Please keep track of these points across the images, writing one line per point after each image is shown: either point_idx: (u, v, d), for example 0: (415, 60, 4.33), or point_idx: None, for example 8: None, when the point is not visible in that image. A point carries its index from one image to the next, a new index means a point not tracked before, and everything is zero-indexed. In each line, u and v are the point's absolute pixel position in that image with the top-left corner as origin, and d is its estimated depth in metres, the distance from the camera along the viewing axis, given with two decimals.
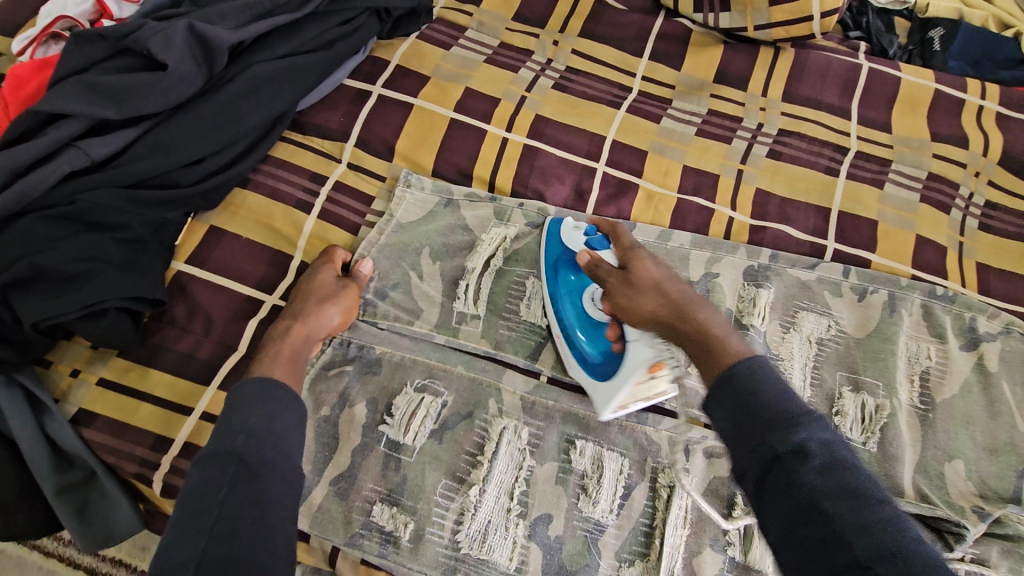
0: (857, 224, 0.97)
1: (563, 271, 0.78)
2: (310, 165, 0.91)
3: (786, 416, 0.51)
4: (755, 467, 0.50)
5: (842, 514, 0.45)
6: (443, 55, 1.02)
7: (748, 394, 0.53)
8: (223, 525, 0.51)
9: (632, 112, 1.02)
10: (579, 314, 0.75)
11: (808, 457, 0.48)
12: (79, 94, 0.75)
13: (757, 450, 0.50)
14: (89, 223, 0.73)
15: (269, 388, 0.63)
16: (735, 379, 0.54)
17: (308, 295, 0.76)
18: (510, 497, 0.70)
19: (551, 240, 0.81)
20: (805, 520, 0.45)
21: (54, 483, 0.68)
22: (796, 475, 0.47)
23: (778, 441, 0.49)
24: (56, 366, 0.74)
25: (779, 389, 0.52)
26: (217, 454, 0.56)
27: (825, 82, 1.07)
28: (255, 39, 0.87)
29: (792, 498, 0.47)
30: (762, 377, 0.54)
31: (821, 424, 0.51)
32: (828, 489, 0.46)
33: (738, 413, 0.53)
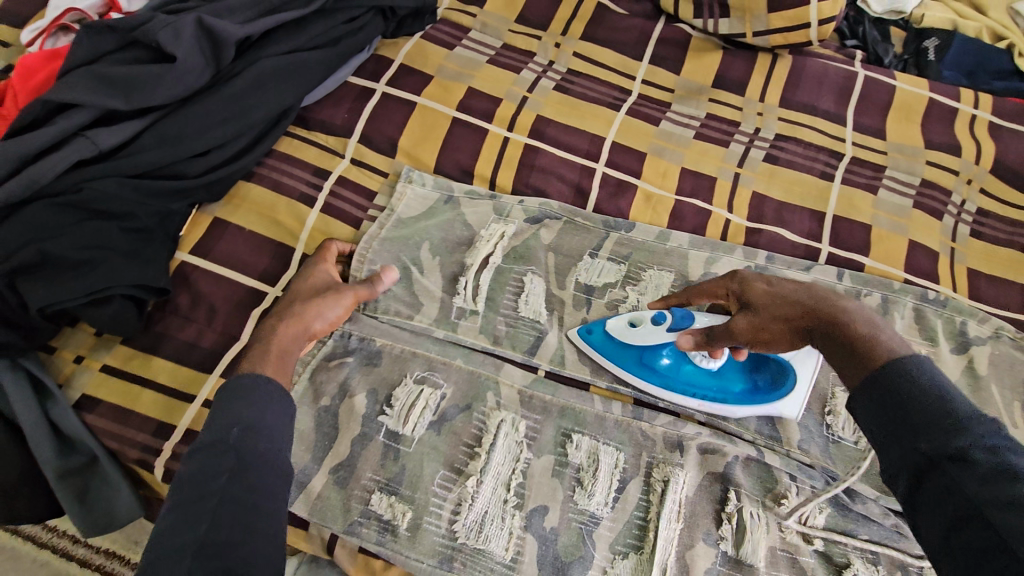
0: (851, 228, 0.98)
1: (654, 361, 0.76)
2: (314, 160, 0.92)
3: (946, 418, 0.46)
4: (908, 471, 0.47)
5: (1010, 524, 0.41)
6: (446, 55, 1.04)
7: (893, 395, 0.49)
8: (223, 510, 0.49)
9: (632, 114, 1.04)
10: (711, 377, 0.75)
11: (972, 464, 0.44)
12: (88, 85, 0.76)
13: (912, 454, 0.47)
14: (95, 211, 0.74)
15: (264, 381, 0.60)
16: (881, 381, 0.51)
17: (298, 292, 0.76)
18: (506, 488, 0.71)
19: (609, 350, 0.78)
20: (968, 530, 0.43)
21: (56, 467, 0.69)
22: (958, 482, 0.44)
23: (935, 448, 0.46)
24: (59, 352, 0.75)
25: (937, 390, 0.48)
26: (210, 444, 0.53)
27: (822, 89, 1.09)
28: (262, 34, 0.88)
29: (955, 506, 0.44)
30: (916, 378, 0.49)
31: (993, 428, 0.45)
32: (995, 497, 0.42)
33: (887, 414, 0.49)
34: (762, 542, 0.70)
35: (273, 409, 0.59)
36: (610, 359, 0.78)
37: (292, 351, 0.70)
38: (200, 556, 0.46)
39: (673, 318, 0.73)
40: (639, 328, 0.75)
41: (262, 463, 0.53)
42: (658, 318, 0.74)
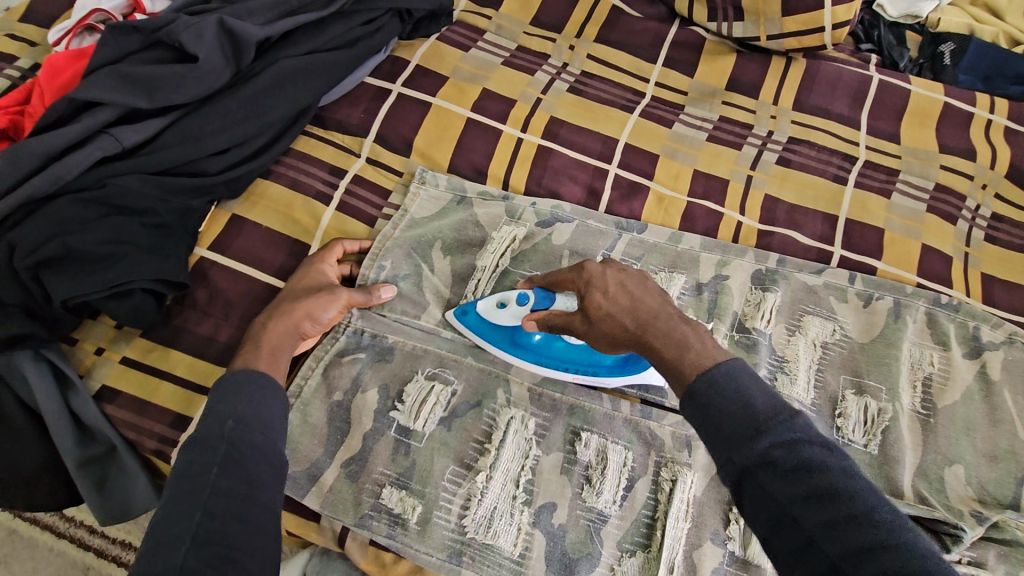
0: (863, 232, 0.98)
1: (525, 340, 0.75)
2: (331, 159, 0.93)
3: (749, 422, 0.48)
4: (727, 479, 0.48)
5: (813, 518, 0.43)
6: (462, 56, 1.05)
7: (703, 408, 0.50)
8: (218, 500, 0.50)
9: (645, 116, 1.04)
10: (578, 351, 0.74)
11: (775, 466, 0.45)
12: (114, 84, 0.78)
13: (729, 464, 0.48)
14: (118, 207, 0.76)
15: (258, 380, 0.62)
16: (694, 395, 0.51)
17: (290, 291, 0.77)
18: (515, 484, 0.72)
19: (483, 330, 0.78)
20: (780, 529, 0.44)
21: (77, 455, 0.71)
22: (766, 486, 0.45)
23: (745, 456, 0.47)
24: (81, 344, 0.77)
25: (741, 393, 0.49)
26: (207, 438, 0.54)
27: (836, 93, 1.09)
28: (282, 35, 0.90)
29: (770, 511, 0.45)
30: (721, 385, 0.50)
31: (790, 424, 0.47)
32: (798, 494, 0.44)
33: (702, 425, 0.50)
34: None
35: (266, 402, 0.61)
36: (484, 338, 0.78)
37: (283, 346, 0.72)
38: (196, 543, 0.46)
39: (532, 298, 0.72)
40: (501, 308, 0.75)
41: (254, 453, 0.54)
42: (519, 297, 0.74)
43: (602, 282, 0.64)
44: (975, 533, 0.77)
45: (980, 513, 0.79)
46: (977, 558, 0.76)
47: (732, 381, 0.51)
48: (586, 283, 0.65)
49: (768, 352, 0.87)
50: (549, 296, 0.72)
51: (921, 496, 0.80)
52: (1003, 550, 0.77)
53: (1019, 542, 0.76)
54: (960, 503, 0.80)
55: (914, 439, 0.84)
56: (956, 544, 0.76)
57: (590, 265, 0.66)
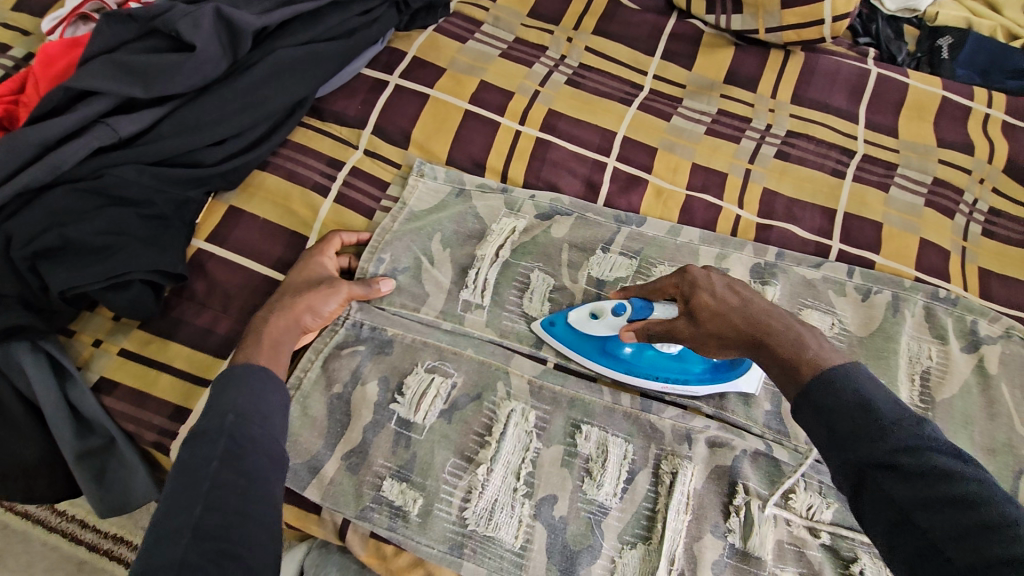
0: (861, 226, 0.98)
1: (616, 349, 0.76)
2: (328, 150, 0.93)
3: (872, 426, 0.48)
4: (845, 480, 0.49)
5: (939, 525, 0.44)
6: (459, 48, 1.04)
7: (824, 410, 0.51)
8: (218, 494, 0.49)
9: (643, 109, 1.04)
10: (671, 360, 0.75)
11: (899, 470, 0.46)
12: (110, 73, 0.77)
13: (848, 465, 0.48)
14: (115, 198, 0.75)
15: (258, 371, 0.61)
16: (814, 396, 0.52)
17: (289, 286, 0.76)
18: (516, 477, 0.72)
19: (573, 341, 0.79)
20: (901, 535, 0.45)
21: (75, 447, 0.70)
22: (889, 490, 0.46)
23: (863, 457, 0.48)
24: (79, 336, 0.76)
25: (865, 399, 0.50)
26: (205, 432, 0.53)
27: (834, 86, 1.09)
28: (278, 25, 0.89)
29: (890, 514, 0.45)
30: (845, 388, 0.51)
31: (917, 430, 0.48)
32: (924, 500, 0.44)
33: (823, 426, 0.51)
34: (770, 536, 0.71)
35: (266, 395, 0.60)
36: (574, 349, 0.79)
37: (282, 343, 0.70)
38: (197, 537, 0.46)
39: (630, 308, 0.72)
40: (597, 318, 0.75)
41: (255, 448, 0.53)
42: (615, 307, 0.73)
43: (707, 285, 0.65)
44: None
45: None
46: None
47: (854, 386, 0.51)
48: (689, 285, 0.66)
49: None
50: (647, 305, 0.70)
51: None
52: None
53: None
54: None
55: None
56: None
57: (693, 269, 0.67)
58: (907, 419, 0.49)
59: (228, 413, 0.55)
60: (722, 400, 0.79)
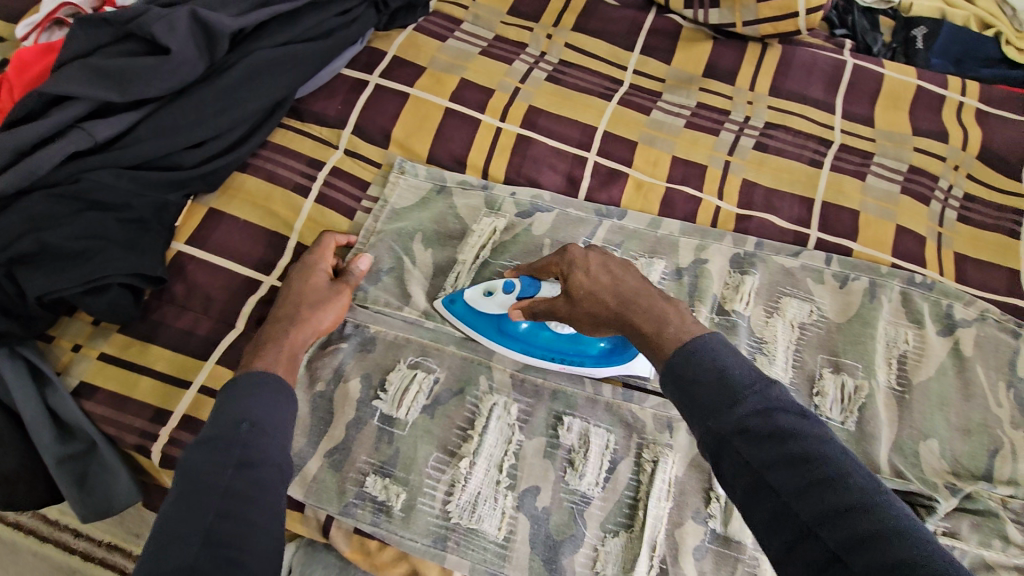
0: (839, 215, 1.00)
1: (510, 328, 0.76)
2: (309, 151, 0.93)
3: (727, 393, 0.50)
4: (707, 449, 0.50)
5: (787, 483, 0.45)
6: (439, 46, 1.05)
7: (685, 382, 0.52)
8: (229, 502, 0.51)
9: (623, 104, 1.05)
10: (565, 341, 0.75)
11: (751, 434, 0.48)
12: (85, 78, 0.77)
13: (708, 432, 0.49)
14: (92, 202, 0.75)
15: (266, 380, 0.62)
16: (678, 369, 0.53)
17: (300, 296, 0.75)
18: (499, 469, 0.73)
19: (471, 320, 0.79)
20: (758, 498, 0.46)
21: (57, 452, 0.70)
22: (743, 454, 0.47)
23: (723, 424, 0.49)
24: (58, 341, 0.76)
25: (717, 366, 0.52)
26: (216, 438, 0.55)
27: (811, 78, 1.10)
28: (256, 27, 0.89)
29: (746, 477, 0.47)
30: (701, 358, 0.53)
31: (764, 393, 0.50)
32: (772, 460, 0.46)
33: (684, 397, 0.52)
34: None
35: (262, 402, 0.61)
36: (472, 327, 0.79)
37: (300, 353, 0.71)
38: (208, 543, 0.48)
39: (518, 286, 0.75)
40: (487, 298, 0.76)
41: (263, 458, 0.55)
42: (506, 286, 0.76)
43: (584, 264, 0.68)
44: (949, 504, 0.79)
45: (954, 485, 0.81)
46: (950, 528, 0.78)
47: (711, 353, 0.53)
48: (568, 265, 0.69)
49: (747, 334, 0.89)
50: (535, 283, 0.74)
51: (898, 470, 0.81)
52: (975, 519, 0.79)
53: (990, 512, 0.79)
54: (935, 475, 0.82)
55: (890, 415, 0.85)
56: (930, 515, 0.79)
57: (572, 249, 0.70)
58: (755, 383, 0.50)
59: (242, 422, 0.56)
60: None
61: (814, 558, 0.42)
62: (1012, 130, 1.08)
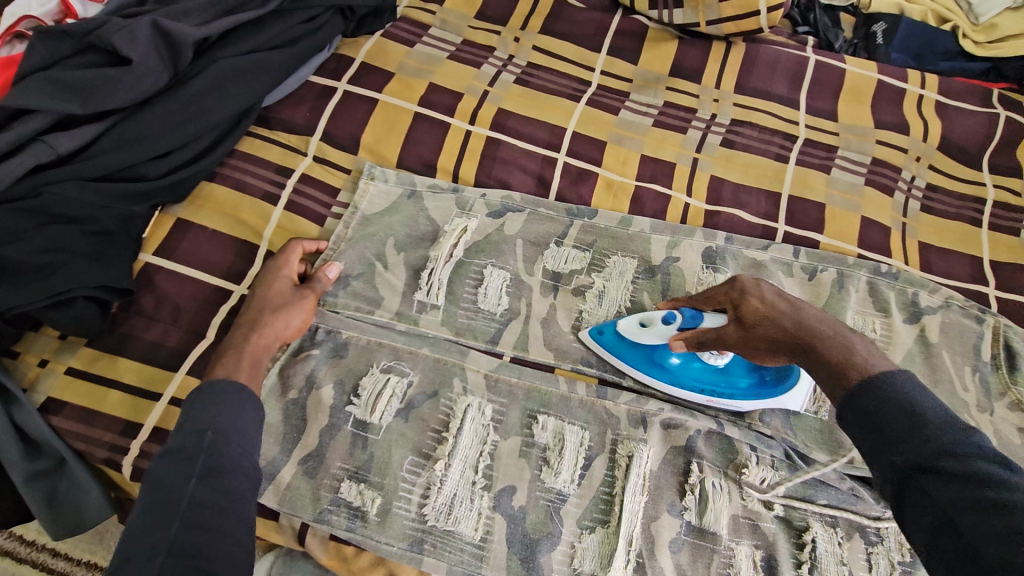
0: (806, 208, 1.01)
1: (663, 358, 0.78)
2: (277, 159, 0.93)
3: (915, 431, 0.50)
4: (888, 484, 0.50)
5: (980, 527, 0.45)
6: (407, 52, 1.05)
7: (866, 413, 0.54)
8: (195, 514, 0.51)
9: (592, 105, 1.06)
10: (716, 372, 0.77)
11: (940, 472, 0.48)
12: (44, 90, 0.76)
13: (891, 467, 0.50)
14: (56, 215, 0.74)
15: (230, 386, 0.62)
16: (858, 400, 0.55)
17: (263, 301, 0.75)
18: (474, 470, 0.73)
19: (620, 349, 0.80)
20: (942, 539, 0.46)
21: (23, 470, 0.69)
22: (928, 492, 0.47)
23: (905, 457, 0.50)
24: (23, 357, 0.75)
25: (906, 404, 0.52)
26: (179, 448, 0.55)
27: (775, 75, 1.12)
28: (220, 35, 0.88)
29: (931, 516, 0.47)
30: (893, 394, 0.53)
31: (960, 436, 0.49)
32: (963, 502, 0.46)
33: (865, 429, 0.53)
34: (724, 512, 0.73)
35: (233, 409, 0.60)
36: (622, 358, 0.80)
37: (263, 359, 0.71)
38: (172, 555, 0.48)
39: (681, 318, 0.75)
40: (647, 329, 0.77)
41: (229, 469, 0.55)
42: (665, 317, 0.76)
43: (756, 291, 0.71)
44: None
45: None
46: None
47: (900, 389, 0.54)
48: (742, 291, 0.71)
49: None
50: (697, 315, 0.75)
51: None
52: None
53: None
54: None
55: None
56: None
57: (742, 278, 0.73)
58: (953, 427, 0.50)
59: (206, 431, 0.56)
60: None
61: None
62: (970, 120, 1.11)
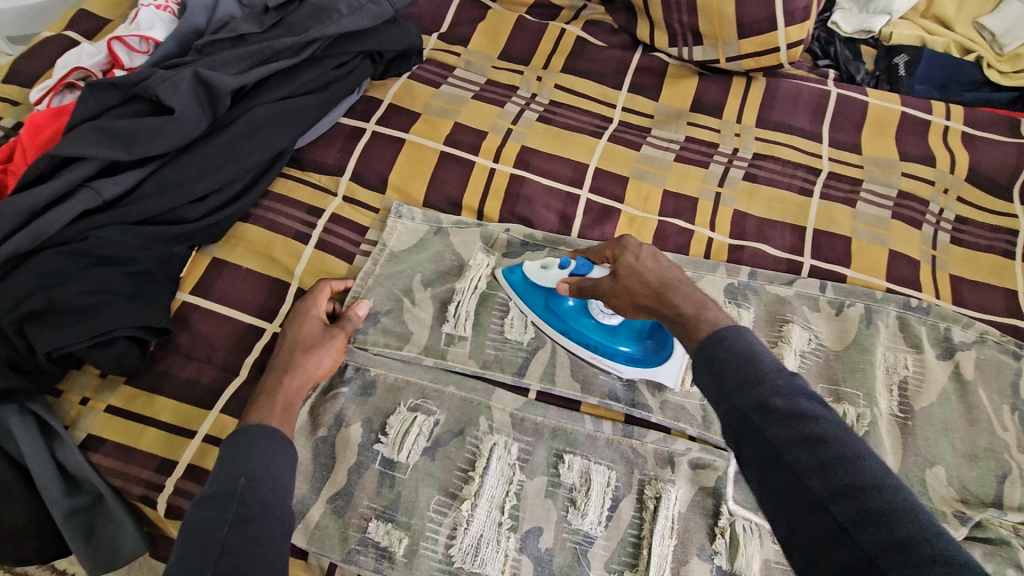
0: (831, 241, 1.01)
1: (558, 305, 0.82)
2: (308, 199, 0.95)
3: (752, 373, 0.53)
4: (726, 424, 0.52)
5: (804, 460, 0.47)
6: (433, 93, 1.09)
7: (712, 362, 0.55)
8: (227, 558, 0.52)
9: (613, 140, 1.08)
10: (603, 331, 0.80)
11: (773, 412, 0.50)
12: (94, 140, 0.81)
13: (730, 408, 0.52)
14: (100, 258, 0.77)
15: (271, 434, 0.64)
16: (709, 352, 0.56)
17: (295, 342, 0.77)
18: (501, 511, 0.72)
19: (523, 289, 0.85)
20: (774, 471, 0.48)
21: (63, 506, 0.70)
22: (762, 430, 0.50)
23: (745, 401, 0.51)
24: (66, 395, 0.76)
25: (749, 350, 0.54)
26: (216, 494, 0.57)
27: (796, 108, 1.13)
28: (256, 84, 0.93)
29: (763, 453, 0.49)
30: (734, 343, 0.55)
31: (786, 377, 0.52)
32: (791, 437, 0.48)
33: (711, 376, 0.55)
34: (757, 555, 0.71)
35: (268, 454, 0.63)
36: (524, 299, 0.85)
37: (296, 402, 0.72)
38: None
39: (573, 263, 0.80)
40: (543, 269, 0.82)
41: (262, 513, 0.56)
42: (562, 262, 0.81)
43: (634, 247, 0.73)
44: (959, 533, 0.79)
45: (963, 514, 0.80)
46: None
47: (745, 338, 0.56)
48: (620, 248, 0.74)
49: None
50: (589, 266, 0.79)
51: None
52: (988, 549, 0.78)
53: (1003, 541, 0.78)
54: (943, 504, 0.81)
55: (894, 443, 0.85)
56: None
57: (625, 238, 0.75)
58: (781, 369, 0.53)
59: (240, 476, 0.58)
60: (706, 421, 0.80)
61: (823, 530, 0.45)
62: (998, 152, 1.10)
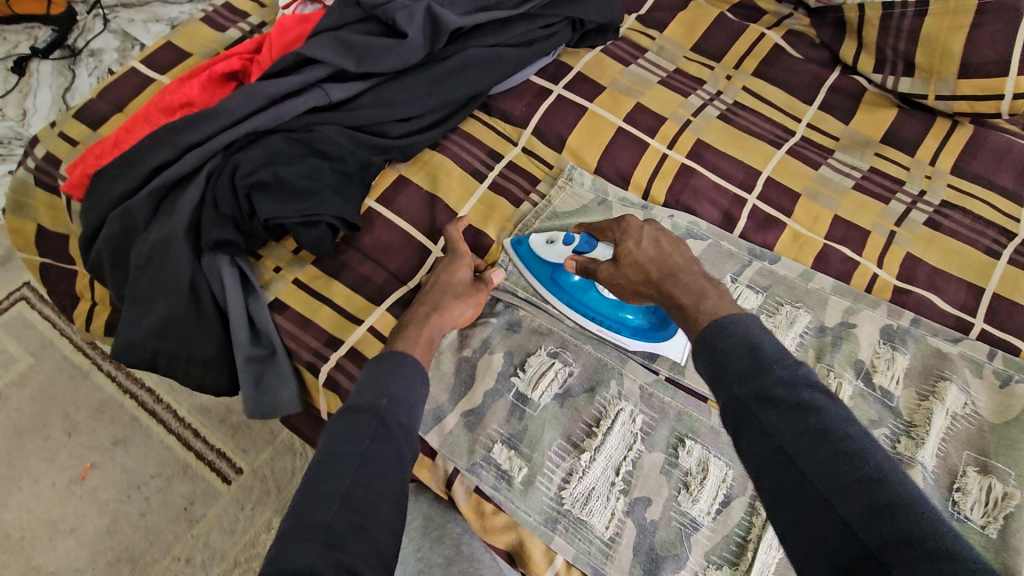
0: (1012, 311, 0.93)
1: (565, 279, 0.83)
2: (491, 142, 1.01)
3: (756, 364, 0.55)
4: (728, 415, 0.55)
5: (807, 455, 0.49)
6: (622, 70, 1.10)
7: (715, 352, 0.58)
8: (366, 471, 0.58)
9: (792, 154, 1.05)
10: (612, 305, 0.82)
11: (773, 403, 0.52)
12: (333, 47, 0.90)
13: (733, 398, 0.55)
14: (317, 150, 0.87)
15: (414, 366, 0.69)
16: (712, 342, 0.59)
17: (444, 285, 0.80)
18: (616, 472, 0.75)
19: (530, 263, 0.86)
20: (776, 467, 0.50)
21: (246, 352, 0.80)
22: (762, 422, 0.52)
23: (746, 392, 0.54)
24: (264, 261, 0.87)
25: (752, 340, 0.57)
26: (362, 406, 0.63)
27: (1001, 164, 1.03)
28: (473, 27, 0.99)
29: (765, 446, 0.51)
30: (734, 334, 0.58)
31: (788, 367, 0.54)
32: (792, 429, 0.51)
33: (714, 366, 0.58)
34: None
35: (413, 387, 0.67)
36: (531, 272, 0.86)
37: (436, 339, 0.77)
38: (343, 506, 0.55)
39: (578, 241, 0.81)
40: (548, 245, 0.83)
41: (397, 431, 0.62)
42: (566, 238, 0.82)
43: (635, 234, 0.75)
44: None
45: None
46: None
47: (748, 328, 0.58)
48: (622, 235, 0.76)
49: (890, 412, 0.85)
50: (592, 243, 0.81)
51: None
52: None
53: None
54: None
55: None
56: None
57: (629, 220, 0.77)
58: (782, 362, 0.55)
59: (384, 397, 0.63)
60: None
61: (827, 526, 0.46)
62: None
